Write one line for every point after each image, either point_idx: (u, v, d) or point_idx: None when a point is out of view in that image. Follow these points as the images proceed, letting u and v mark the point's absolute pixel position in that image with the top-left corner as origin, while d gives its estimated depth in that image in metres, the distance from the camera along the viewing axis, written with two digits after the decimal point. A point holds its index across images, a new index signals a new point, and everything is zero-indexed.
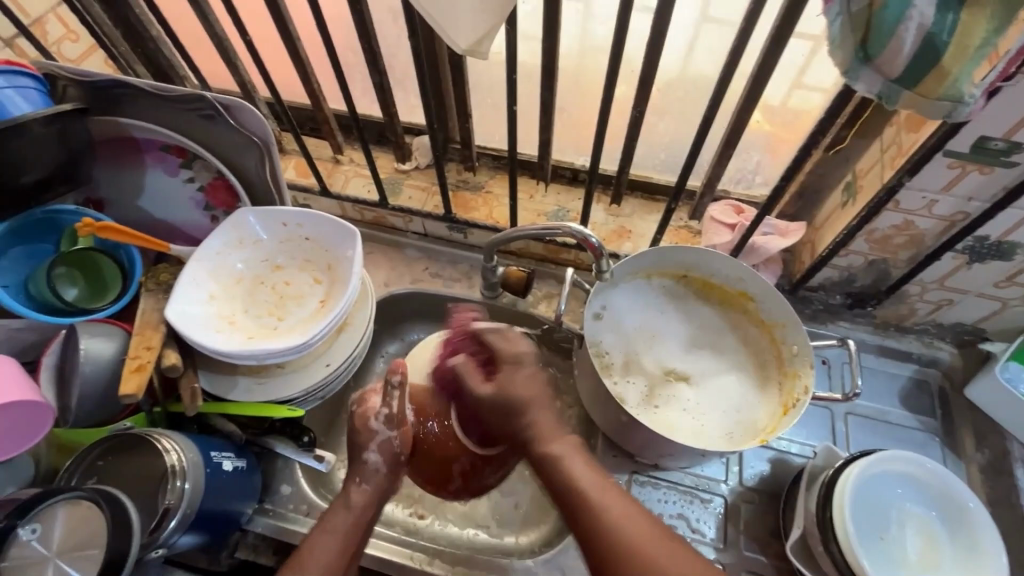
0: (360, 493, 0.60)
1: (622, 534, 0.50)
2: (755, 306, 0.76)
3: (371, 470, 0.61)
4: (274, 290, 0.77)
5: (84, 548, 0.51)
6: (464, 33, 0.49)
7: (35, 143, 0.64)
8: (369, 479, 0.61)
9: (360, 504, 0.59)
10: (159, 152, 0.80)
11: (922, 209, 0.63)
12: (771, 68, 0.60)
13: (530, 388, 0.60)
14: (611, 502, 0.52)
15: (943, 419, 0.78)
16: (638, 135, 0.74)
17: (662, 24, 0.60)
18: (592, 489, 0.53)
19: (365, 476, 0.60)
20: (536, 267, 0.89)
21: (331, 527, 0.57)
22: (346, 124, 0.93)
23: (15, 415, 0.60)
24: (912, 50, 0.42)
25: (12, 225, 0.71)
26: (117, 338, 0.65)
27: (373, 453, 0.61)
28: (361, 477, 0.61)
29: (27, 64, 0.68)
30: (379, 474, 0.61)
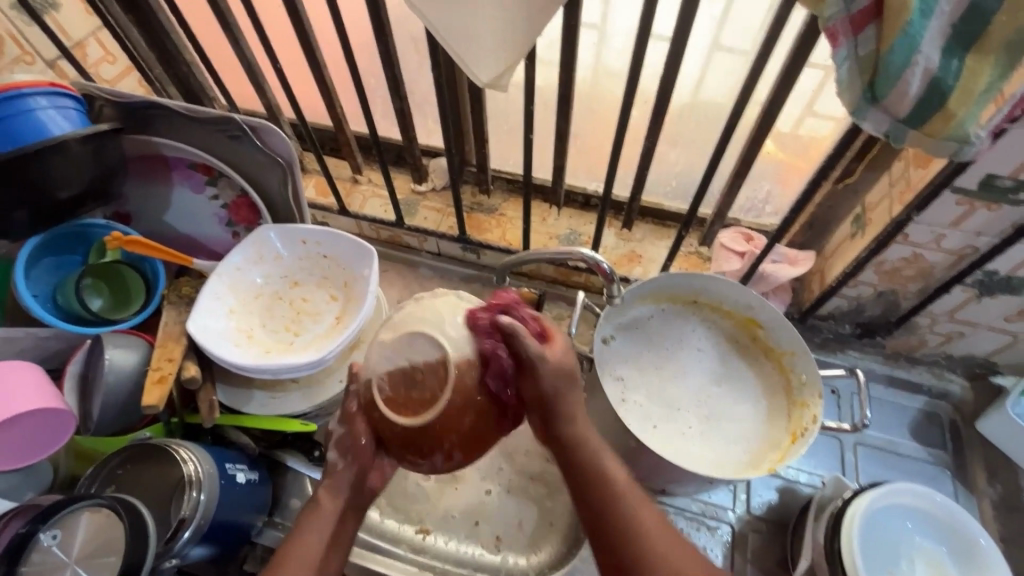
0: (329, 491, 0.55)
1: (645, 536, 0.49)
2: (764, 333, 0.77)
3: (341, 476, 0.56)
4: (291, 306, 0.79)
5: (101, 556, 0.52)
6: (486, 68, 0.51)
7: (73, 160, 0.67)
8: (340, 479, 0.56)
9: (330, 502, 0.55)
10: (186, 170, 0.83)
11: (931, 242, 0.64)
12: (782, 101, 0.62)
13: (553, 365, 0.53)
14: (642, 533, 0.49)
15: (954, 452, 0.78)
16: (650, 164, 0.76)
17: (676, 58, 0.62)
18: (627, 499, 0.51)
19: (334, 476, 0.56)
20: (547, 288, 0.90)
21: (303, 536, 0.52)
22: (365, 145, 0.96)
23: (39, 421, 0.62)
24: (918, 93, 0.44)
25: (44, 237, 0.74)
26: (138, 349, 0.67)
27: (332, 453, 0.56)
28: (331, 478, 0.56)
29: (69, 86, 0.71)
30: (346, 476, 0.56)
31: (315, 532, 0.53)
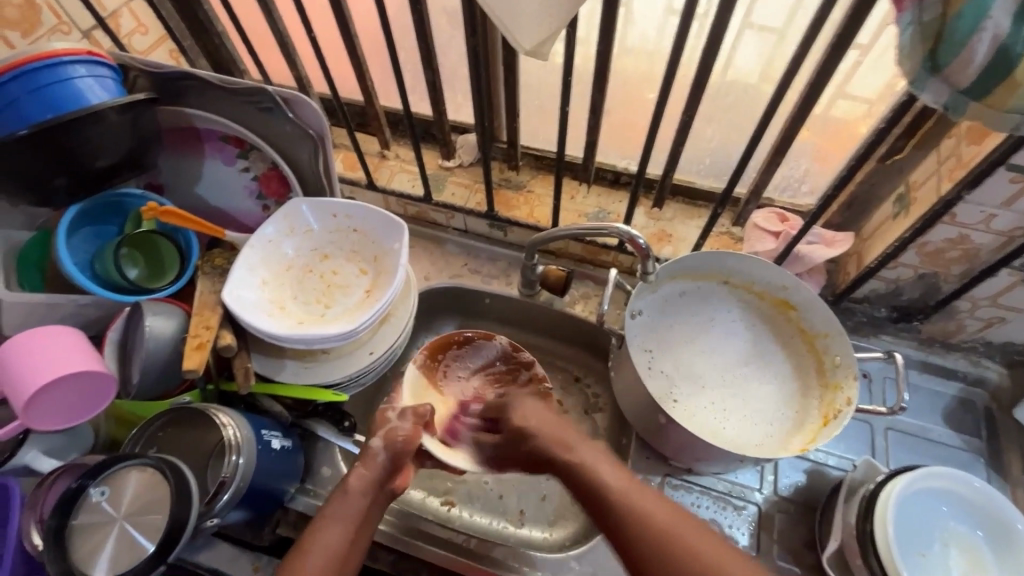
0: (358, 479, 0.62)
1: (652, 525, 0.54)
2: (797, 315, 0.76)
3: (375, 459, 0.64)
4: (322, 279, 0.79)
5: (145, 513, 0.53)
6: (529, 34, 0.50)
7: (110, 130, 0.68)
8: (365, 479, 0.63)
9: (358, 489, 0.62)
10: (218, 142, 0.83)
11: (980, 223, 0.62)
12: (829, 77, 0.60)
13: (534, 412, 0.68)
14: (642, 500, 0.56)
15: (989, 440, 0.76)
16: (687, 139, 0.74)
17: (720, 30, 0.60)
18: (627, 490, 0.57)
19: (367, 465, 0.63)
20: (574, 267, 0.90)
21: (331, 516, 0.59)
22: (394, 120, 0.96)
23: (83, 384, 0.64)
24: (983, 61, 0.42)
25: (84, 206, 0.76)
26: (176, 318, 0.68)
27: (377, 439, 0.66)
28: (363, 466, 0.64)
29: (105, 55, 0.71)
30: (381, 462, 0.64)
31: (349, 510, 0.60)
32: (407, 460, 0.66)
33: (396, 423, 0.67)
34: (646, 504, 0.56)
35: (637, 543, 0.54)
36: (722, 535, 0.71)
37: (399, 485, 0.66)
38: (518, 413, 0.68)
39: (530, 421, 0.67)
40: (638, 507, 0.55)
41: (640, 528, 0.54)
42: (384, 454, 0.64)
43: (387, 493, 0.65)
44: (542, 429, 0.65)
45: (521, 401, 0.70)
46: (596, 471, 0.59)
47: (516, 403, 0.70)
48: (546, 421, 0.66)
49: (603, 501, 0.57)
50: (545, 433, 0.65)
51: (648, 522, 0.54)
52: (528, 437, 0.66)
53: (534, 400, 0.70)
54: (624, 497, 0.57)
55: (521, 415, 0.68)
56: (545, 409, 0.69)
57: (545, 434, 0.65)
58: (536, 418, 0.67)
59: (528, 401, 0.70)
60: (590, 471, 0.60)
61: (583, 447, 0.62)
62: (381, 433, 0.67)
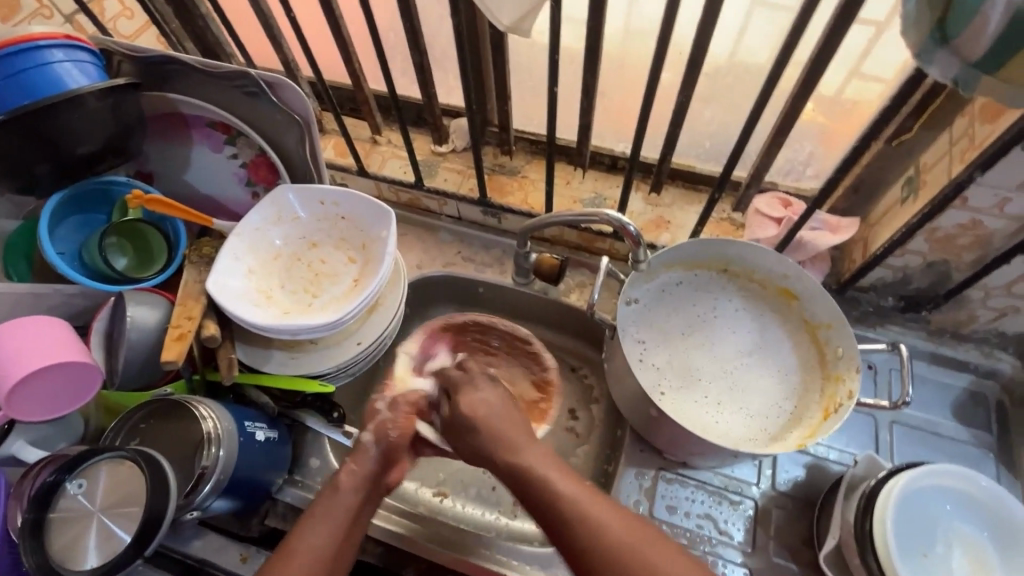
0: (350, 476, 0.60)
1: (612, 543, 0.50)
2: (800, 304, 0.73)
3: (367, 455, 0.62)
4: (310, 268, 0.78)
5: (122, 506, 0.53)
6: (508, 9, 0.47)
7: (89, 117, 0.66)
8: (360, 472, 0.60)
9: (351, 486, 0.59)
10: (204, 128, 0.81)
11: (993, 207, 0.59)
12: (832, 53, 0.56)
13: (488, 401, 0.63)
14: (546, 467, 0.56)
15: (999, 435, 0.73)
16: (683, 121, 0.71)
17: (716, 5, 0.56)
18: (584, 501, 0.53)
19: (359, 461, 0.61)
20: (569, 255, 0.88)
21: (323, 513, 0.57)
22: (384, 104, 0.93)
23: (67, 375, 0.64)
24: (997, 30, 0.38)
25: (68, 195, 0.75)
26: (161, 309, 0.67)
27: (369, 434, 0.64)
28: (355, 462, 0.61)
29: (86, 40, 0.70)
30: (373, 457, 0.62)
31: (339, 509, 0.58)
32: (402, 454, 0.65)
33: (385, 415, 0.65)
34: (604, 519, 0.51)
35: (594, 562, 0.50)
36: (717, 531, 0.69)
37: (393, 480, 0.64)
38: (469, 398, 0.63)
39: (478, 408, 0.62)
40: (596, 524, 0.51)
41: (598, 548, 0.50)
42: (376, 448, 0.62)
43: (381, 490, 0.62)
44: (496, 415, 0.62)
45: (474, 383, 0.65)
46: (547, 476, 0.55)
47: (472, 384, 0.65)
48: (497, 413, 0.62)
49: (557, 515, 0.52)
50: (494, 433, 0.60)
51: (609, 540, 0.50)
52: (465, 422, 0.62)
53: (490, 383, 0.66)
54: (585, 515, 0.51)
55: (470, 402, 0.63)
56: (497, 393, 0.64)
57: (489, 426, 0.60)
58: (485, 406, 0.62)
59: (482, 385, 0.65)
60: (543, 481, 0.55)
61: (528, 451, 0.58)
62: (371, 426, 0.65)
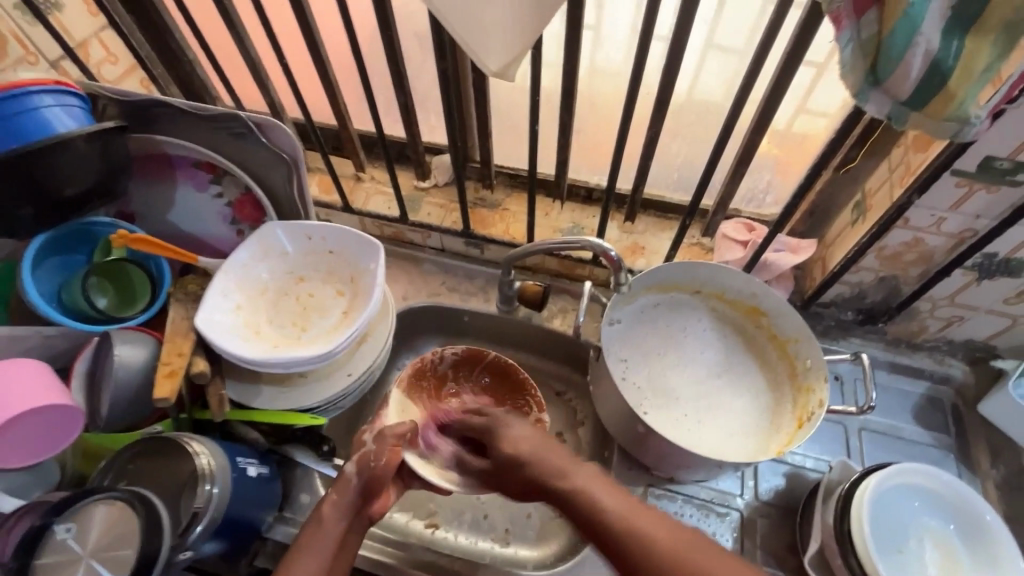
0: (331, 507, 0.60)
1: (659, 552, 0.51)
2: (768, 321, 0.78)
3: (349, 485, 0.61)
4: (298, 301, 0.79)
5: (114, 551, 0.51)
6: (495, 55, 0.51)
7: (78, 158, 0.67)
8: (342, 501, 0.61)
9: (332, 518, 0.60)
10: (190, 169, 0.83)
11: (931, 226, 0.65)
12: (783, 92, 0.63)
13: (537, 436, 0.61)
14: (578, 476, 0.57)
15: (957, 436, 0.79)
16: (653, 155, 0.76)
17: (679, 51, 0.63)
18: (630, 515, 0.54)
19: (340, 492, 0.61)
20: (551, 282, 0.91)
21: (310, 548, 0.58)
22: (369, 143, 0.96)
23: (48, 417, 0.62)
24: (919, 74, 0.45)
25: (50, 235, 0.74)
26: (147, 346, 0.67)
27: (349, 466, 0.63)
28: (336, 492, 0.61)
29: (73, 84, 0.71)
30: (354, 487, 0.61)
31: (325, 542, 0.58)
32: (385, 484, 0.63)
33: (370, 446, 0.64)
34: (652, 530, 0.52)
35: (635, 563, 0.51)
36: None
37: (378, 509, 0.63)
38: (505, 438, 0.62)
39: (520, 445, 0.60)
40: (643, 536, 0.52)
41: (639, 551, 0.51)
42: (358, 478, 0.62)
43: (365, 519, 0.62)
44: (542, 454, 0.59)
45: (505, 423, 0.63)
46: (591, 492, 0.55)
47: (503, 424, 0.63)
48: (540, 443, 0.60)
49: (603, 527, 0.53)
50: (541, 469, 0.58)
51: (654, 549, 0.51)
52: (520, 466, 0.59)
53: (519, 419, 0.64)
54: (630, 526, 0.53)
55: (510, 441, 0.61)
56: (532, 427, 0.63)
57: (538, 461, 0.59)
58: (527, 441, 0.61)
59: (513, 421, 0.63)
60: (592, 498, 0.55)
61: (581, 472, 0.57)
62: (355, 457, 0.63)
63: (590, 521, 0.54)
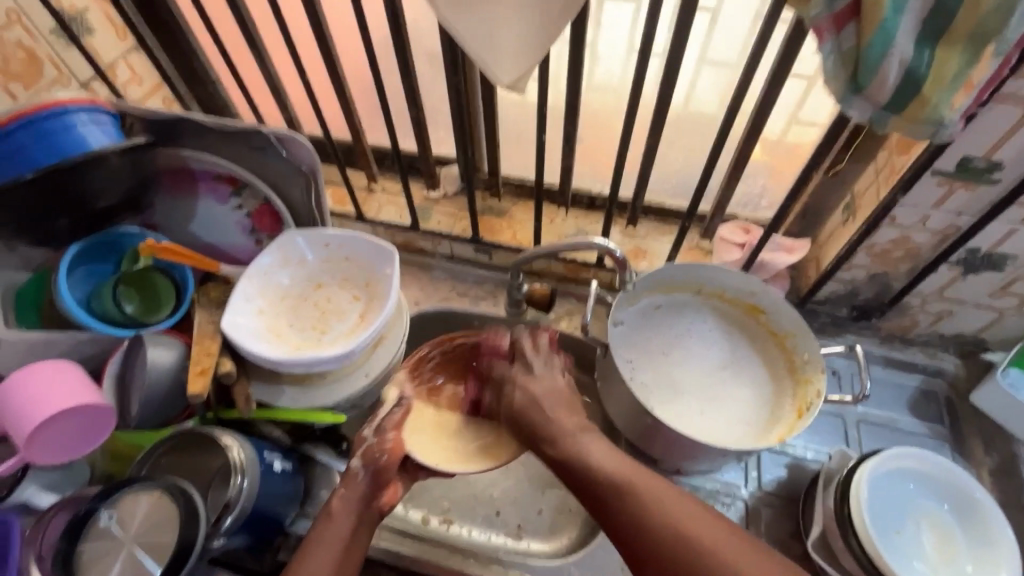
0: (341, 501, 0.65)
1: (658, 513, 0.56)
2: (767, 318, 0.81)
3: (357, 479, 0.66)
4: (317, 306, 0.83)
5: (154, 537, 0.55)
6: (507, 70, 0.56)
7: (111, 171, 0.71)
8: (353, 492, 0.66)
9: (342, 511, 0.64)
10: (212, 182, 0.86)
11: (917, 224, 0.69)
12: (774, 101, 0.67)
13: (550, 392, 0.69)
14: (586, 441, 0.63)
15: (951, 426, 0.82)
16: (653, 163, 0.80)
17: (675, 64, 0.67)
18: (628, 480, 0.59)
19: (349, 486, 0.66)
20: (557, 285, 0.95)
21: (321, 540, 0.62)
22: (381, 156, 1.01)
23: (82, 416, 0.65)
24: (896, 81, 0.49)
25: (82, 245, 0.78)
26: (177, 349, 0.70)
27: (357, 460, 0.68)
28: (346, 488, 0.66)
29: (105, 103, 0.76)
30: (361, 480, 0.66)
31: (333, 535, 0.62)
32: (391, 476, 0.68)
33: (371, 440, 0.69)
34: (649, 494, 0.57)
35: (640, 528, 0.55)
36: None
37: (387, 502, 0.67)
38: (513, 394, 0.70)
39: (524, 402, 0.68)
40: (641, 502, 0.56)
41: (643, 518, 0.55)
42: (365, 471, 0.66)
43: (374, 512, 0.66)
44: (550, 410, 0.67)
45: (514, 378, 0.71)
46: (591, 456, 0.61)
47: (513, 379, 0.71)
48: (543, 400, 0.68)
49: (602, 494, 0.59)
50: (545, 427, 0.66)
51: (649, 510, 0.56)
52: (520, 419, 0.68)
53: (528, 372, 0.71)
54: (632, 489, 0.58)
55: (512, 398, 0.69)
56: (546, 386, 0.69)
57: (534, 416, 0.67)
58: (525, 398, 0.69)
59: (524, 381, 0.70)
60: (589, 460, 0.61)
61: (582, 437, 0.64)
62: (360, 452, 0.68)
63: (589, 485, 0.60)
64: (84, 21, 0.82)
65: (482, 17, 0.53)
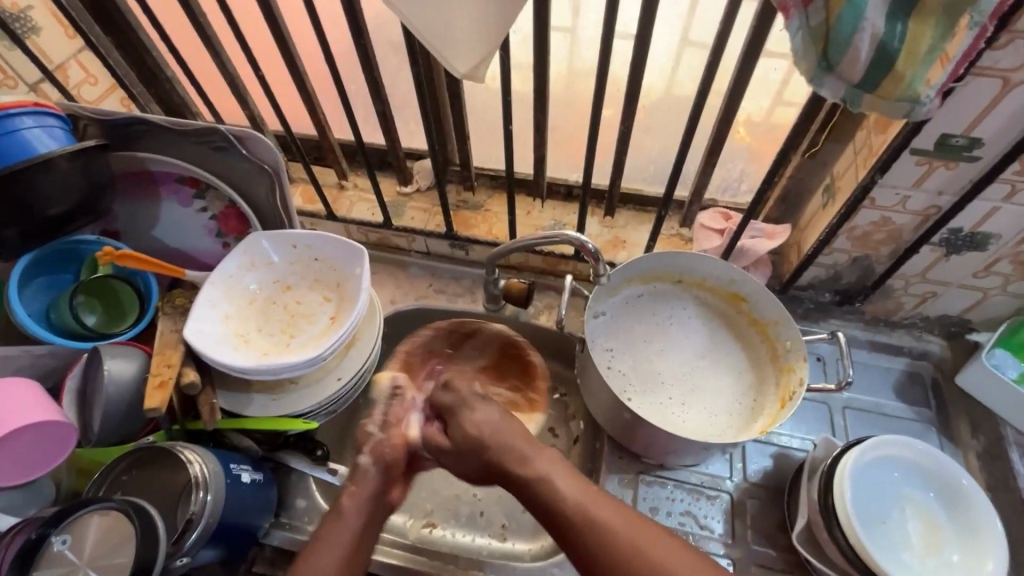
0: (351, 500, 0.60)
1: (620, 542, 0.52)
2: (748, 305, 0.80)
3: (367, 476, 0.62)
4: (286, 309, 0.80)
5: (110, 558, 0.53)
6: (463, 60, 0.53)
7: (61, 177, 0.68)
8: (366, 485, 0.62)
9: (352, 509, 0.60)
10: (173, 184, 0.84)
11: (897, 205, 0.67)
12: (747, 83, 0.64)
13: (503, 422, 0.62)
14: (546, 462, 0.58)
15: (938, 410, 0.81)
16: (627, 150, 0.78)
17: (644, 45, 0.64)
18: (587, 503, 0.54)
19: (359, 483, 0.62)
20: (535, 279, 0.92)
21: (328, 539, 0.58)
22: (350, 151, 0.97)
23: (40, 434, 0.63)
24: (868, 57, 0.47)
25: (36, 255, 0.75)
26: (137, 360, 0.67)
27: (365, 456, 0.64)
28: (356, 486, 0.62)
29: (53, 105, 0.72)
30: (372, 477, 0.62)
31: (342, 534, 0.58)
32: (400, 475, 0.65)
33: (379, 436, 0.65)
34: (608, 520, 0.53)
35: (601, 560, 0.52)
36: (698, 526, 0.72)
37: (395, 498, 0.64)
38: (467, 423, 0.62)
39: (484, 429, 0.61)
40: (603, 527, 0.52)
41: (605, 547, 0.52)
42: (375, 468, 0.63)
43: (384, 509, 0.63)
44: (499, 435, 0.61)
45: (470, 405, 0.64)
46: (551, 481, 0.56)
47: (468, 406, 0.64)
48: (501, 428, 0.61)
49: (564, 518, 0.54)
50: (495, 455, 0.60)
51: (610, 533, 0.52)
52: (483, 446, 0.60)
53: (486, 401, 0.65)
54: (588, 516, 0.53)
55: (469, 423, 0.62)
56: (498, 413, 0.63)
57: (497, 442, 0.60)
58: (486, 425, 0.62)
59: (479, 404, 0.64)
60: (549, 484, 0.56)
61: (540, 459, 0.58)
62: (367, 448, 0.65)
63: (550, 512, 0.55)
64: (28, 19, 0.79)
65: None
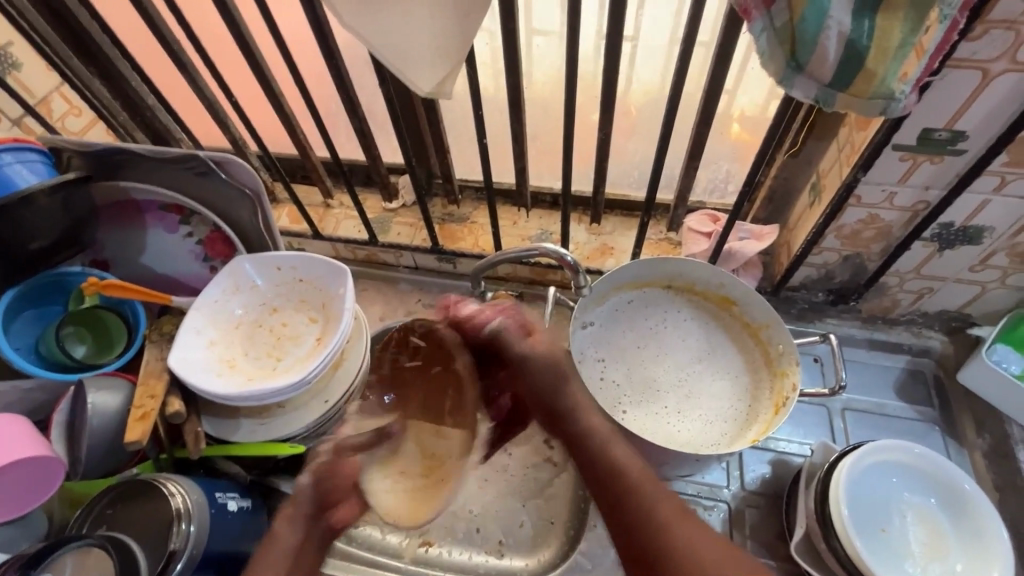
0: (286, 520, 0.58)
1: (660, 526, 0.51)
2: (739, 309, 0.78)
3: (305, 496, 0.58)
4: (272, 332, 0.80)
5: None
6: (426, 78, 0.53)
7: (41, 212, 0.68)
8: (305, 499, 0.58)
9: (289, 530, 0.57)
10: (158, 212, 0.82)
11: (884, 202, 0.65)
12: (722, 83, 0.63)
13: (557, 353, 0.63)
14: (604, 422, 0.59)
15: (941, 408, 0.78)
16: (608, 155, 0.77)
17: (615, 50, 0.63)
18: (636, 477, 0.54)
19: (296, 503, 0.58)
20: (524, 289, 0.92)
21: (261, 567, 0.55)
22: (334, 169, 0.97)
23: (26, 470, 0.63)
24: (836, 55, 0.45)
25: (22, 289, 0.75)
26: (122, 391, 0.68)
27: (306, 476, 0.59)
28: (293, 504, 0.59)
29: (33, 141, 0.73)
30: (311, 496, 0.59)
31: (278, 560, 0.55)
32: (344, 493, 0.60)
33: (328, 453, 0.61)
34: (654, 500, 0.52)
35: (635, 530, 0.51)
36: None
37: (339, 520, 0.60)
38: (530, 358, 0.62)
39: (546, 367, 0.61)
40: (647, 504, 0.52)
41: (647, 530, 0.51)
42: (313, 487, 0.59)
43: (326, 529, 0.60)
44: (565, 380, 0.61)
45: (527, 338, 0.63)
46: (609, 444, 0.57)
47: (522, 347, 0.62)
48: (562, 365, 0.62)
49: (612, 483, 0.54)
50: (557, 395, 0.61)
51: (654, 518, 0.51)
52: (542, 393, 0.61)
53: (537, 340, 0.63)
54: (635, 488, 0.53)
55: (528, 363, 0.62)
56: (549, 355, 0.62)
57: (552, 386, 0.61)
58: (546, 367, 0.61)
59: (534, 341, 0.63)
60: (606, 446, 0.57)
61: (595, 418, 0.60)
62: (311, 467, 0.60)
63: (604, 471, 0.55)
64: (8, 56, 0.79)
65: (391, 11, 0.49)
